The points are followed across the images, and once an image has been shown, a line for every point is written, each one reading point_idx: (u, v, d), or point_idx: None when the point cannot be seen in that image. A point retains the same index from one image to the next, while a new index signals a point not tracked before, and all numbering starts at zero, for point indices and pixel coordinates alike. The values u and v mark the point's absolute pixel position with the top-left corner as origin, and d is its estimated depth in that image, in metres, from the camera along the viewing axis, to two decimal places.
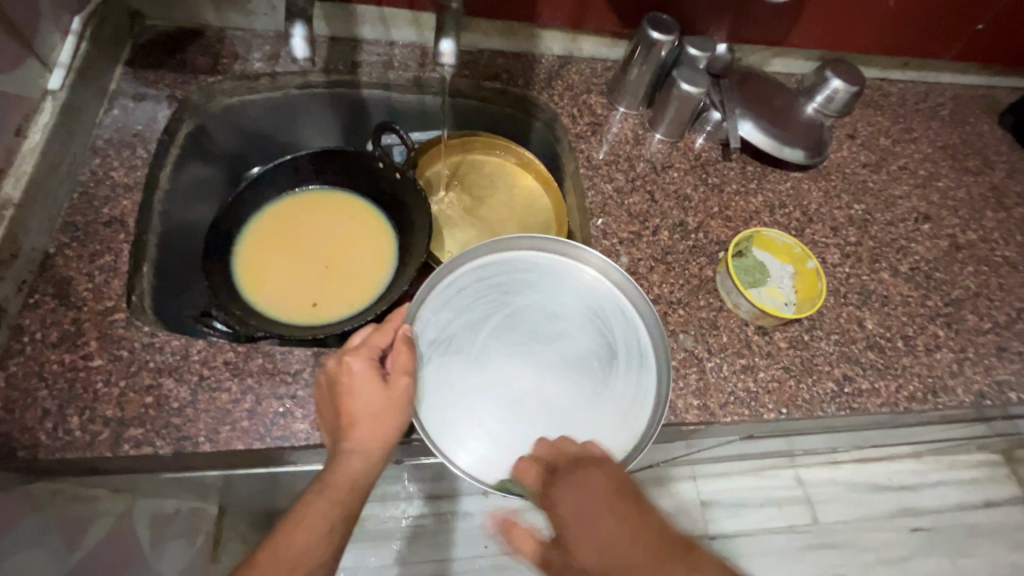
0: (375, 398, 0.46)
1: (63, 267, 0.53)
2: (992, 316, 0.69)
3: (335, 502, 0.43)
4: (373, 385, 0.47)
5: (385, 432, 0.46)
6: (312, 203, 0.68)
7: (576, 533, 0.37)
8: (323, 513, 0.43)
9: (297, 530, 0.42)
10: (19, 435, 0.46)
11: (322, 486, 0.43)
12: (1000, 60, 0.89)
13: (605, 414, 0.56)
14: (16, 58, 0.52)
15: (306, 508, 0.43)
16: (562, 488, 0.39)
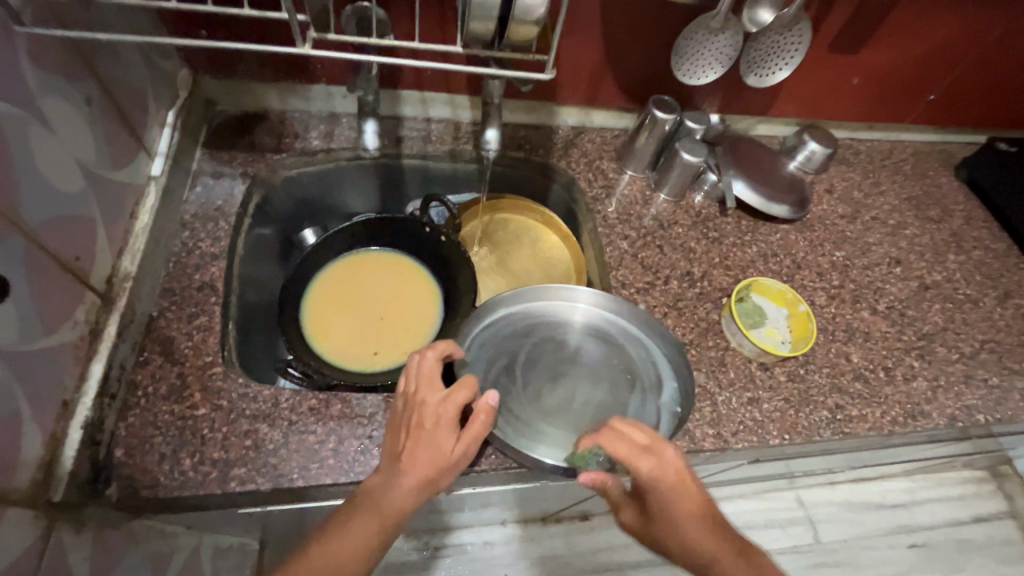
0: (445, 449, 0.52)
1: (166, 327, 0.61)
2: (958, 347, 0.79)
3: (376, 529, 0.49)
4: (448, 438, 0.52)
5: (437, 480, 0.51)
6: (367, 262, 0.78)
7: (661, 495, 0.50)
8: (365, 532, 0.48)
9: (335, 541, 0.48)
10: (141, 476, 0.53)
11: (374, 510, 0.49)
12: (953, 121, 1.01)
13: (639, 396, 0.68)
14: (131, 152, 0.62)
15: (353, 522, 0.49)
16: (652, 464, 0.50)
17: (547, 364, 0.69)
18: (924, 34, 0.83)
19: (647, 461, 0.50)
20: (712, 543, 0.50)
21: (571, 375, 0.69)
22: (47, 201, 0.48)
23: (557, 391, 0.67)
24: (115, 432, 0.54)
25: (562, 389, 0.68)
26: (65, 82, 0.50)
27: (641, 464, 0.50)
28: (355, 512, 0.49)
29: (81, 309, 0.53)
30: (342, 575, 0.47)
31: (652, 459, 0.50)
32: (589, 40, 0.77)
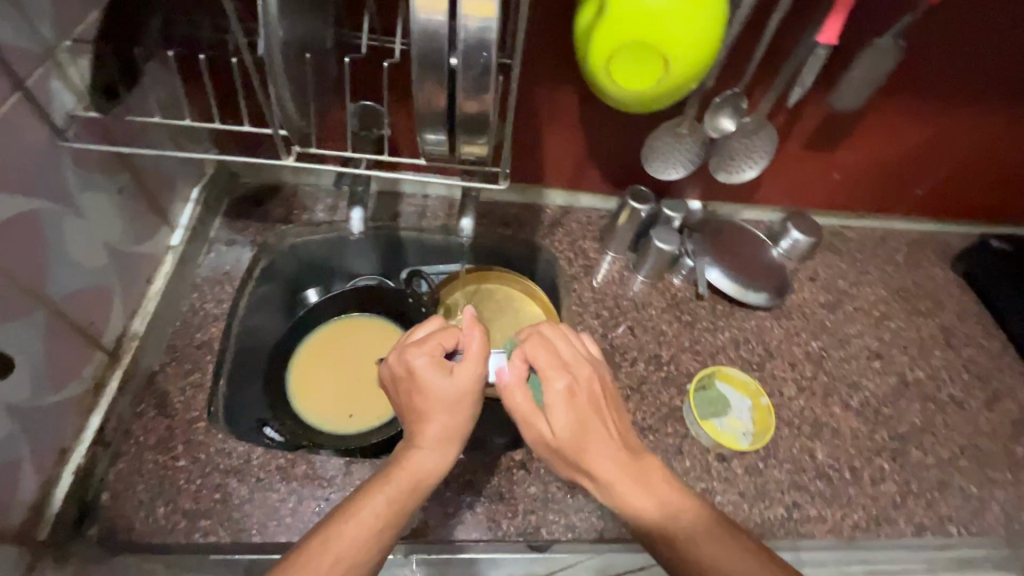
0: (443, 391, 0.53)
1: (164, 382, 0.68)
2: (935, 451, 0.78)
3: (402, 492, 0.49)
4: (440, 375, 0.53)
5: (450, 430, 0.53)
6: (350, 327, 0.85)
7: (563, 416, 0.52)
8: (386, 501, 0.48)
9: (359, 516, 0.47)
10: (121, 519, 0.59)
11: (395, 477, 0.50)
12: (948, 212, 1.00)
13: None
14: (154, 227, 0.72)
15: (377, 491, 0.49)
16: (558, 381, 0.53)
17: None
18: (904, 135, 0.85)
19: (560, 378, 0.53)
20: (610, 468, 0.50)
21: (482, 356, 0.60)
22: (71, 279, 0.57)
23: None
24: (105, 476, 0.61)
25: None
26: (101, 177, 0.60)
27: (553, 379, 0.53)
28: (374, 486, 0.49)
29: (89, 367, 0.62)
30: (362, 556, 0.45)
31: (563, 371, 0.54)
32: (571, 136, 0.83)
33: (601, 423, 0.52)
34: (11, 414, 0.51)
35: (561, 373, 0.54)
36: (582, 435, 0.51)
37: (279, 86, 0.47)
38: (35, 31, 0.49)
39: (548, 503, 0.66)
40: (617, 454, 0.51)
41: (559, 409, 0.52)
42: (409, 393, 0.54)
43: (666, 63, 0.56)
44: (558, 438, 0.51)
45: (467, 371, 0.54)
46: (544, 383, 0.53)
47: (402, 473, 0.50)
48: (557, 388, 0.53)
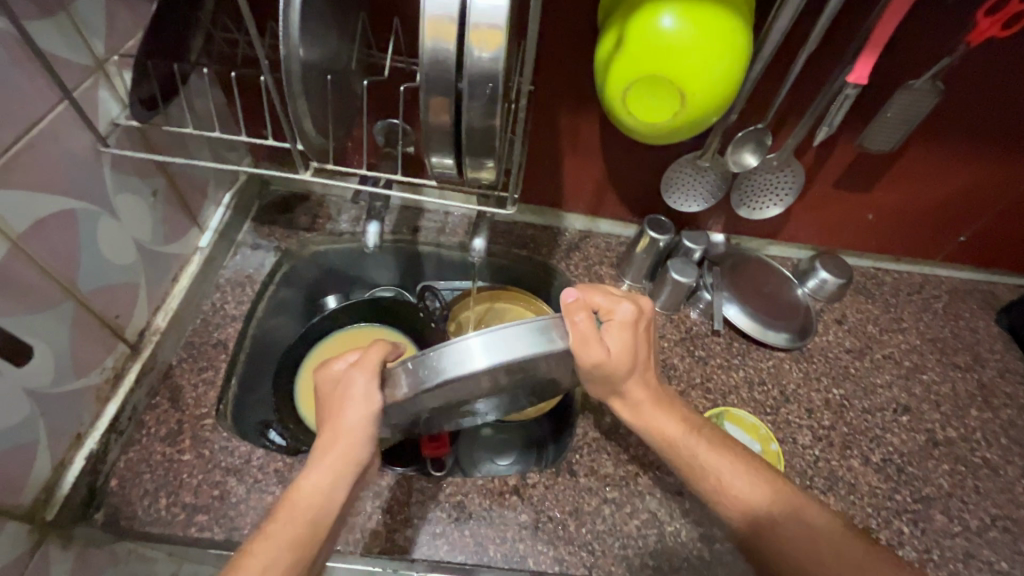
0: (335, 399, 0.51)
1: (179, 377, 0.72)
2: (962, 519, 0.72)
3: (290, 524, 0.49)
4: (333, 387, 0.52)
5: (344, 439, 0.50)
6: (355, 335, 0.86)
7: (619, 343, 0.52)
8: (272, 537, 0.48)
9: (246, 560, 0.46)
10: (125, 506, 0.62)
11: (281, 514, 0.49)
12: (994, 262, 0.94)
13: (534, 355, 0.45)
14: (184, 228, 0.76)
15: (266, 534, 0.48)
16: (619, 314, 0.53)
17: (437, 390, 0.46)
18: (945, 178, 0.81)
19: (623, 308, 0.53)
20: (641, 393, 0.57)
21: (491, 344, 0.43)
22: (101, 273, 0.60)
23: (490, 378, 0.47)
24: (115, 463, 0.64)
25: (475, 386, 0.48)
26: (138, 180, 0.64)
27: (616, 309, 0.53)
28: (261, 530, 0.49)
29: (111, 357, 0.65)
30: None
31: (619, 306, 0.53)
32: (592, 163, 0.83)
33: (643, 349, 0.56)
34: (33, 398, 0.54)
35: (621, 302, 0.54)
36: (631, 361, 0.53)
37: (297, 105, 0.49)
38: (86, 46, 0.54)
39: (537, 532, 0.65)
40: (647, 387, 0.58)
41: (621, 335, 0.52)
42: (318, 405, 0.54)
43: (683, 98, 0.56)
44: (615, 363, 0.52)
45: (356, 388, 0.50)
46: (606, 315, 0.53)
47: (291, 509, 0.49)
48: (617, 317, 0.53)
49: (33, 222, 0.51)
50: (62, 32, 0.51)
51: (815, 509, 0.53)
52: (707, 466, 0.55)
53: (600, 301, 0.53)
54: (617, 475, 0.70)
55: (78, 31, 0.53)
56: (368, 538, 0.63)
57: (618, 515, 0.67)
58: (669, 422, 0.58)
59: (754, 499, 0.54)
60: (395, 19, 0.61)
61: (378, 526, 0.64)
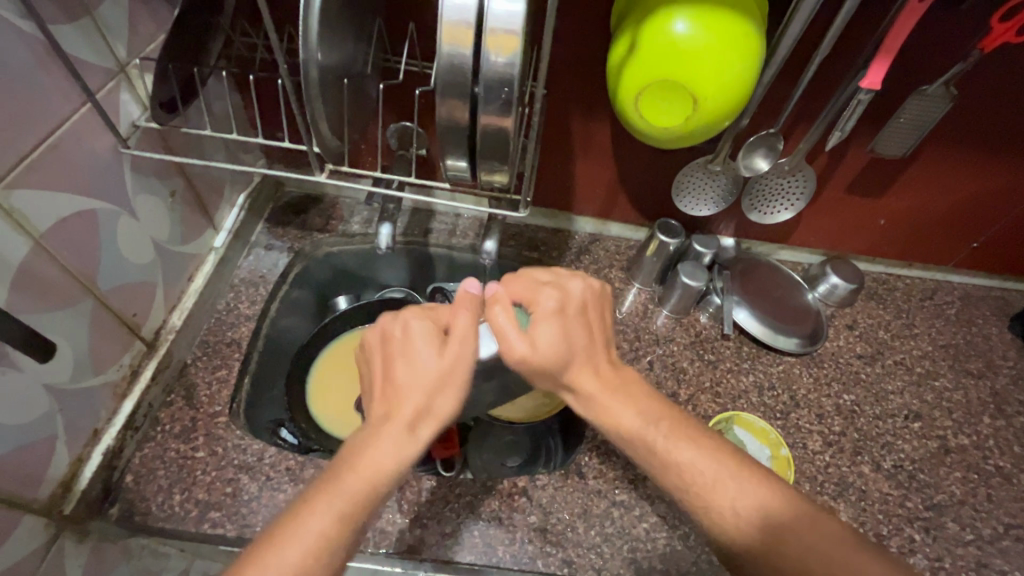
0: (431, 360, 0.50)
1: (194, 375, 0.72)
2: (974, 527, 0.72)
3: (361, 491, 0.42)
4: (431, 347, 0.51)
5: (435, 406, 0.49)
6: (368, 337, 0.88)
7: (542, 325, 0.55)
8: (339, 506, 0.41)
9: (316, 526, 0.40)
10: (139, 502, 0.63)
11: (350, 476, 0.43)
12: (1007, 268, 0.94)
13: None
14: (200, 228, 0.77)
15: (334, 498, 0.41)
16: (542, 301, 0.57)
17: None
18: (957, 185, 0.80)
19: (548, 297, 0.57)
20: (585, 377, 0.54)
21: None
22: (120, 272, 0.62)
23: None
24: (130, 459, 0.65)
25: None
26: (156, 182, 0.66)
27: (540, 299, 0.57)
28: (324, 490, 0.42)
29: (128, 354, 0.66)
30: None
31: (539, 291, 0.57)
32: (603, 166, 0.83)
33: (577, 330, 0.56)
34: (53, 393, 0.55)
35: (547, 294, 0.57)
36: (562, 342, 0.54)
37: (314, 108, 0.50)
38: (109, 50, 0.55)
39: (545, 534, 0.65)
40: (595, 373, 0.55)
41: (548, 324, 0.54)
42: (391, 357, 0.51)
43: (696, 103, 0.56)
44: (536, 342, 0.54)
45: (456, 356, 0.51)
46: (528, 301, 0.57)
47: (363, 473, 0.43)
48: (542, 308, 0.56)
49: (56, 221, 0.52)
50: (86, 36, 0.52)
51: (825, 517, 0.43)
52: (671, 461, 0.48)
53: (523, 296, 0.58)
54: (627, 478, 0.70)
55: (102, 35, 0.54)
56: (378, 537, 0.63)
57: (627, 518, 0.67)
58: (625, 411, 0.52)
59: (726, 498, 0.45)
60: (410, 24, 0.62)
61: (388, 525, 0.64)
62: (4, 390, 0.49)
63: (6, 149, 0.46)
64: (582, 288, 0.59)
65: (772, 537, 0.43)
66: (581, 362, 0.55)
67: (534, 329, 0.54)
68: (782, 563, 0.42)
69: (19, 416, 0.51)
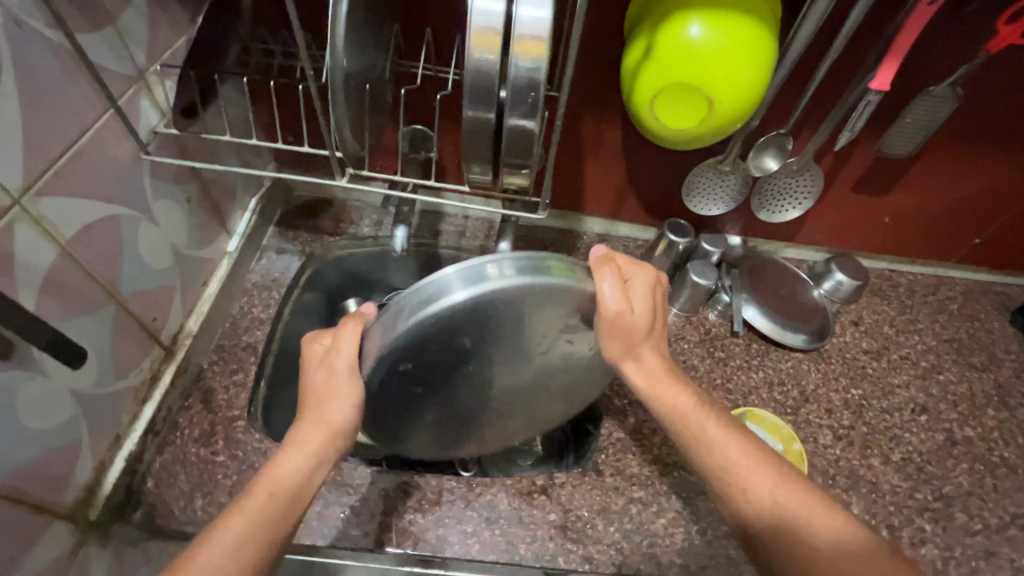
0: (317, 382, 0.51)
1: (211, 379, 0.73)
2: (983, 517, 0.73)
3: (269, 502, 0.46)
4: (318, 371, 0.51)
5: (326, 417, 0.50)
6: None
7: (642, 298, 0.54)
8: (250, 516, 0.44)
9: (228, 534, 0.43)
10: (162, 506, 0.63)
11: (256, 488, 0.46)
12: (1007, 263, 0.96)
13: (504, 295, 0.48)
14: (214, 233, 0.77)
15: (243, 510, 0.45)
16: (643, 274, 0.55)
17: (434, 334, 0.49)
18: (959, 182, 0.82)
19: (647, 269, 0.56)
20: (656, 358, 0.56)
21: (477, 280, 0.48)
22: (139, 278, 0.62)
23: (483, 321, 0.50)
24: (151, 464, 0.65)
25: (475, 338, 0.51)
26: (174, 187, 0.66)
27: (640, 270, 0.55)
28: (233, 503, 0.45)
29: (149, 359, 0.66)
30: None
31: (642, 266, 0.55)
32: (612, 167, 0.84)
33: (660, 313, 0.57)
34: (78, 398, 0.55)
35: (642, 268, 0.55)
36: (653, 322, 0.55)
37: (339, 114, 0.51)
38: (130, 57, 0.55)
39: (565, 532, 0.66)
40: (660, 358, 0.56)
41: (643, 297, 0.54)
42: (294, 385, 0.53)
43: (711, 104, 0.57)
44: (638, 314, 0.53)
45: (338, 372, 0.50)
46: (630, 273, 0.54)
47: (266, 484, 0.47)
48: (638, 277, 0.55)
49: (81, 228, 0.52)
50: (109, 44, 0.52)
51: (827, 510, 0.47)
52: (715, 441, 0.52)
53: (625, 264, 0.55)
54: (643, 475, 0.71)
55: (123, 42, 0.54)
56: (400, 537, 0.64)
57: (644, 514, 0.68)
58: (680, 394, 0.55)
59: (761, 479, 0.49)
60: (427, 31, 0.63)
61: (410, 525, 0.65)
62: (35, 395, 0.49)
63: (33, 154, 0.46)
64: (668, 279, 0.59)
65: (788, 521, 0.47)
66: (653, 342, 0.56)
67: (631, 294, 0.53)
68: (786, 544, 0.46)
69: (47, 421, 0.51)
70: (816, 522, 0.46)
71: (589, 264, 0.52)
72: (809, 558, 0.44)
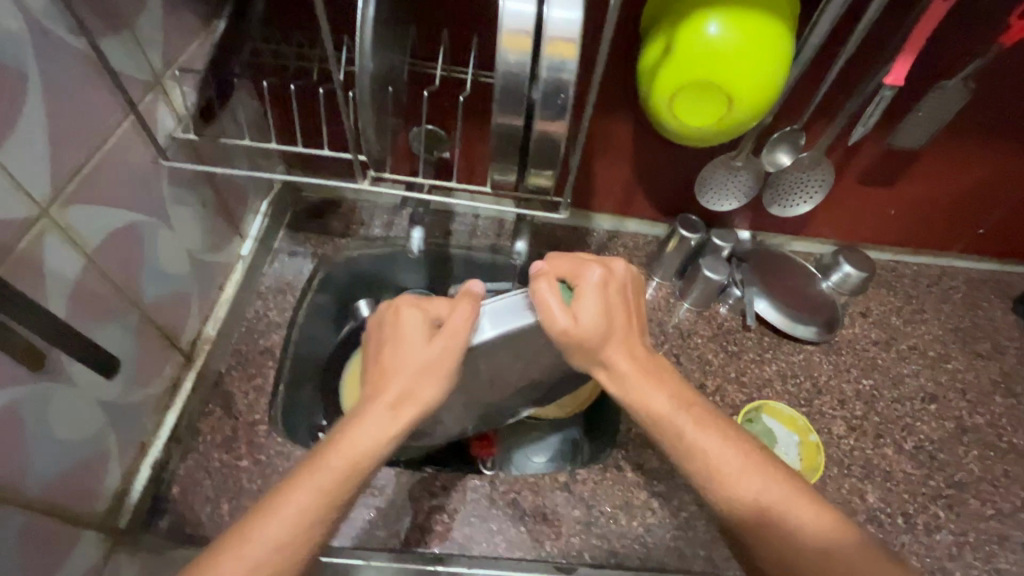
0: (416, 352, 0.50)
1: (229, 385, 0.73)
2: (994, 502, 0.75)
3: (341, 476, 0.44)
4: (419, 341, 0.50)
5: (419, 394, 0.49)
6: None
7: (592, 304, 0.53)
8: (320, 489, 0.44)
9: (305, 509, 0.43)
10: (188, 513, 0.63)
11: (331, 458, 0.45)
12: (1009, 251, 0.97)
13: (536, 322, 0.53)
14: (228, 238, 0.76)
15: (323, 484, 0.44)
16: (588, 280, 0.54)
17: (467, 371, 0.54)
18: (966, 174, 0.83)
19: (594, 271, 0.55)
20: (627, 359, 0.53)
21: (503, 325, 0.52)
22: (159, 285, 0.61)
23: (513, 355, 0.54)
24: (175, 472, 0.65)
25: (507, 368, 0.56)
26: (190, 192, 0.66)
27: (586, 274, 0.54)
28: (304, 474, 0.44)
29: (168, 367, 0.66)
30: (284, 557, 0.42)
31: (585, 270, 0.55)
32: (624, 165, 0.84)
33: (620, 309, 0.54)
34: (105, 408, 0.55)
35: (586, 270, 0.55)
36: (611, 322, 0.53)
37: (364, 118, 0.50)
38: (147, 62, 0.54)
39: (590, 527, 0.67)
40: (634, 353, 0.54)
41: (593, 301, 0.53)
42: (384, 342, 0.52)
43: (729, 102, 0.58)
44: (588, 322, 0.52)
45: (442, 352, 0.50)
46: (576, 282, 0.54)
47: (352, 458, 0.45)
48: (587, 283, 0.54)
49: (106, 235, 0.52)
50: (127, 51, 0.52)
51: (805, 508, 0.46)
52: (696, 446, 0.49)
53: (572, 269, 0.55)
54: (663, 469, 0.72)
55: (141, 48, 0.53)
56: (427, 537, 0.65)
57: (666, 508, 0.69)
58: (658, 396, 0.52)
59: (747, 488, 0.48)
60: (443, 30, 0.63)
61: (436, 525, 0.65)
62: (64, 406, 0.49)
63: (58, 164, 0.45)
64: (626, 268, 0.58)
65: (775, 528, 0.46)
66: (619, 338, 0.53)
67: (580, 304, 0.52)
68: (770, 543, 0.46)
69: (75, 432, 0.51)
70: (806, 529, 0.46)
71: (529, 285, 0.53)
72: (798, 567, 0.44)
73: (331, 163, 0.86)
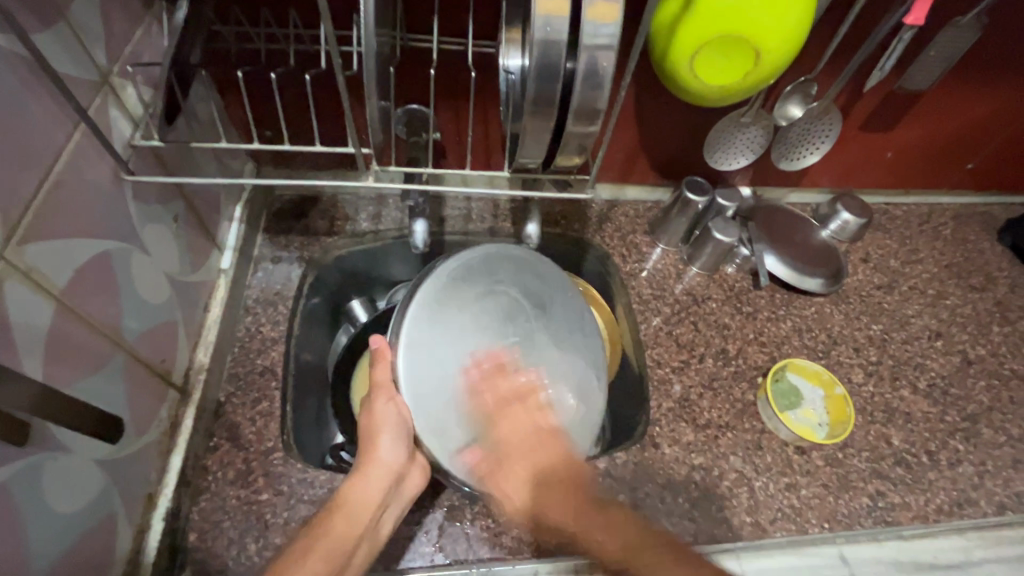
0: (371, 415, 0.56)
1: (232, 413, 0.66)
2: (1005, 429, 0.78)
3: (339, 532, 0.52)
4: (372, 404, 0.56)
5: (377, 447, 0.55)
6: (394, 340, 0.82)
7: (512, 448, 0.54)
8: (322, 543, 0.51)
9: (308, 556, 0.50)
10: (213, 559, 0.57)
11: (330, 518, 0.53)
12: (991, 182, 1.00)
13: (461, 278, 0.59)
14: (206, 251, 0.68)
15: (320, 536, 0.51)
16: (500, 417, 0.55)
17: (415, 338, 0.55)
18: (965, 110, 0.83)
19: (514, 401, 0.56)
20: (545, 496, 0.52)
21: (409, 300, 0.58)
22: (140, 317, 0.54)
23: (451, 300, 0.57)
24: (190, 517, 0.59)
25: (460, 323, 0.57)
26: (160, 208, 0.57)
27: (514, 393, 0.56)
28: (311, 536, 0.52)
29: (164, 406, 0.59)
30: None
31: (511, 412, 0.55)
32: (625, 131, 0.79)
33: (548, 473, 0.53)
34: (104, 467, 0.49)
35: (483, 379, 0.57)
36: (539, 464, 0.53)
37: (370, 105, 0.44)
38: (91, 58, 0.45)
39: (637, 510, 0.66)
40: (556, 485, 0.52)
41: (509, 430, 0.54)
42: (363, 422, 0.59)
43: (758, 54, 0.54)
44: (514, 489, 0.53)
45: (378, 404, 0.56)
46: (495, 410, 0.55)
47: (342, 510, 0.54)
48: (508, 410, 0.55)
49: (73, 273, 0.44)
50: (65, 46, 0.42)
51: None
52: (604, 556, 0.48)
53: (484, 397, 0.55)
54: (698, 441, 0.71)
55: (82, 42, 0.44)
56: (473, 545, 0.62)
57: (709, 479, 0.69)
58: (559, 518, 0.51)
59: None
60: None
61: (483, 531, 0.63)
62: (62, 475, 0.43)
63: (8, 197, 0.37)
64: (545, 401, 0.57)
65: None
66: (562, 483, 0.53)
67: (503, 432, 0.54)
68: None
69: (76, 501, 0.45)
70: None
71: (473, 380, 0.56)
72: None
73: (307, 155, 0.77)
